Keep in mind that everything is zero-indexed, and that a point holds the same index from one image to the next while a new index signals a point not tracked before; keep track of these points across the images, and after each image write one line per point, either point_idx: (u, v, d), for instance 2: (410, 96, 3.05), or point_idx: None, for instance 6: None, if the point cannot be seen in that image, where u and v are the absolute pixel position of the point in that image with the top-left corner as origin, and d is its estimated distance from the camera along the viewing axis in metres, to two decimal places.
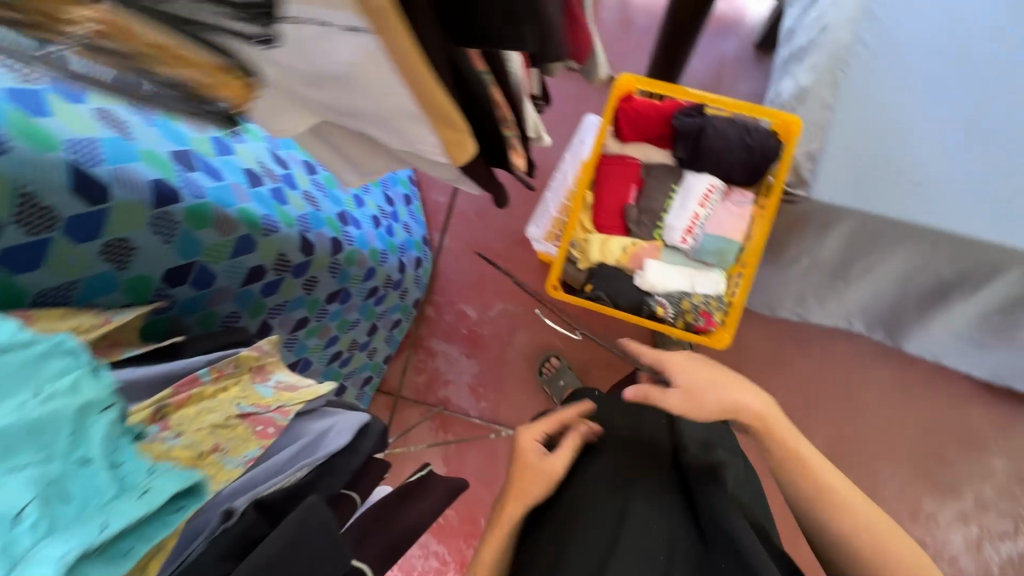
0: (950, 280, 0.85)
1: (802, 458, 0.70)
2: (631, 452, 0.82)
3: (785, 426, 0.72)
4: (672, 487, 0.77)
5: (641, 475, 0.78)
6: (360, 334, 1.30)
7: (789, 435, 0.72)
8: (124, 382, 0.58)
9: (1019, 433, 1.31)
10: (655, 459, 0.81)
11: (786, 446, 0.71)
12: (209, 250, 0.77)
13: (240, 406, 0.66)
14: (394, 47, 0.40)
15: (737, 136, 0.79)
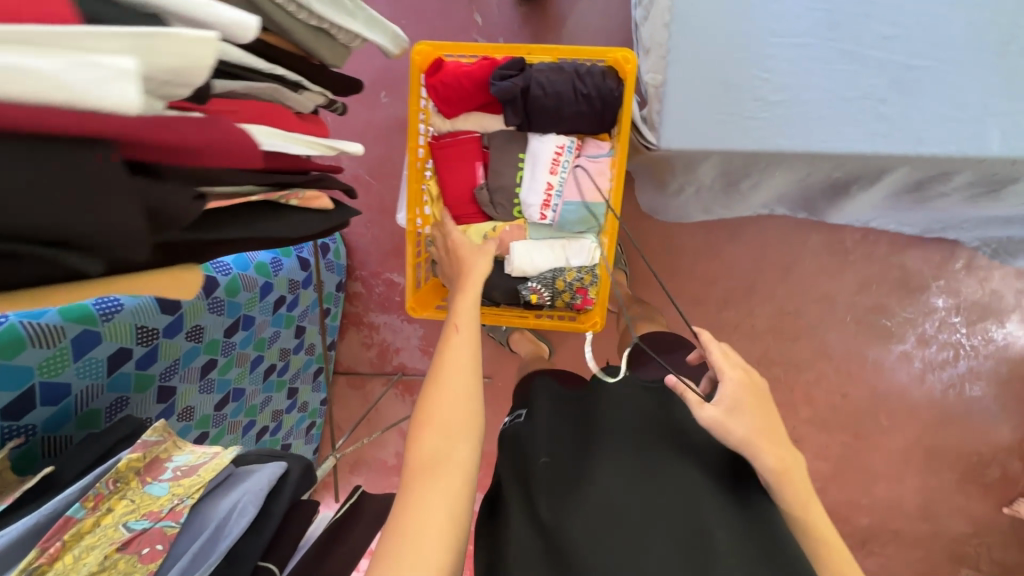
0: (843, 180, 0.76)
1: (778, 437, 0.62)
2: (640, 438, 0.67)
3: (754, 409, 0.64)
4: (695, 477, 0.62)
5: (654, 461, 0.63)
6: (287, 341, 1.28)
7: (760, 420, 0.63)
8: None
9: (958, 266, 1.30)
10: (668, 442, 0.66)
11: (769, 434, 0.62)
12: (43, 368, 0.72)
13: (128, 524, 0.66)
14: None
15: (569, 88, 0.67)
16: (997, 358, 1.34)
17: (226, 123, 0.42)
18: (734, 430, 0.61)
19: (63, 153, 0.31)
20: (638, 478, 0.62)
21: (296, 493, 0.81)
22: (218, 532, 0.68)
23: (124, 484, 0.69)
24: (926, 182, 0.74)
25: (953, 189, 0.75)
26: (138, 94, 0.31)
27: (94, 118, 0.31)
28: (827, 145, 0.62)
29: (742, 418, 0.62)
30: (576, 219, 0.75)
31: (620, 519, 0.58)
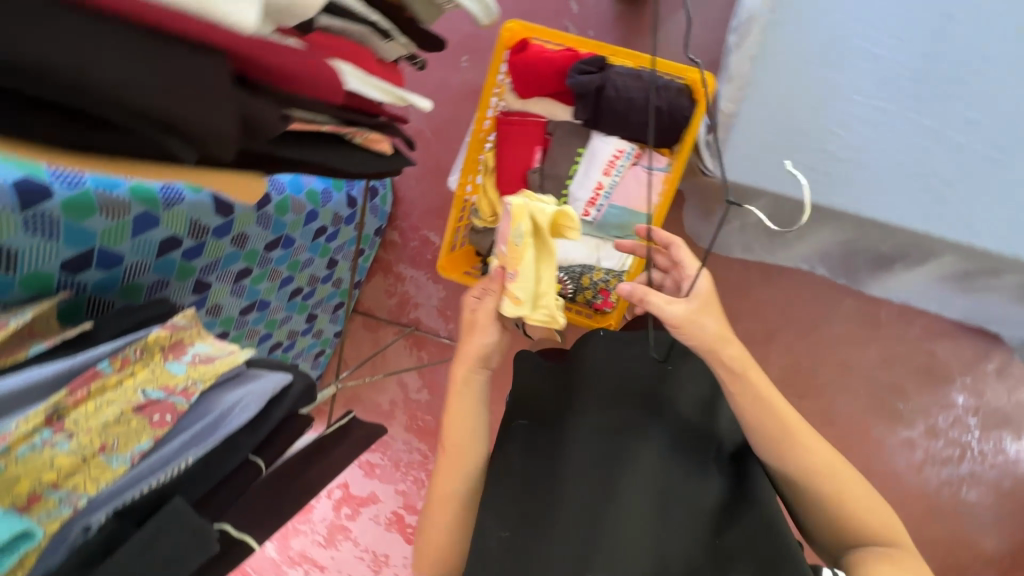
0: (889, 253, 0.75)
1: (749, 384, 0.70)
2: (620, 394, 0.73)
3: (724, 333, 0.71)
4: (670, 437, 0.70)
5: (631, 415, 0.70)
6: (318, 270, 1.34)
7: (735, 352, 0.71)
8: (18, 390, 0.63)
9: (988, 368, 1.26)
10: (646, 397, 0.73)
11: (742, 378, 0.70)
12: (104, 235, 0.78)
13: (145, 392, 0.72)
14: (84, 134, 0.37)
15: (643, 97, 0.68)
16: (1002, 470, 1.31)
17: (319, 60, 0.49)
18: (696, 343, 0.71)
19: (170, 53, 0.35)
20: (611, 429, 0.69)
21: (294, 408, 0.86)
22: (219, 421, 0.74)
23: (147, 356, 0.76)
24: (974, 274, 0.73)
25: (999, 286, 0.74)
26: (255, 14, 0.37)
27: (213, 30, 0.36)
28: (876, 211, 0.65)
29: (710, 331, 0.71)
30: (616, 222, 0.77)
31: (594, 464, 0.66)
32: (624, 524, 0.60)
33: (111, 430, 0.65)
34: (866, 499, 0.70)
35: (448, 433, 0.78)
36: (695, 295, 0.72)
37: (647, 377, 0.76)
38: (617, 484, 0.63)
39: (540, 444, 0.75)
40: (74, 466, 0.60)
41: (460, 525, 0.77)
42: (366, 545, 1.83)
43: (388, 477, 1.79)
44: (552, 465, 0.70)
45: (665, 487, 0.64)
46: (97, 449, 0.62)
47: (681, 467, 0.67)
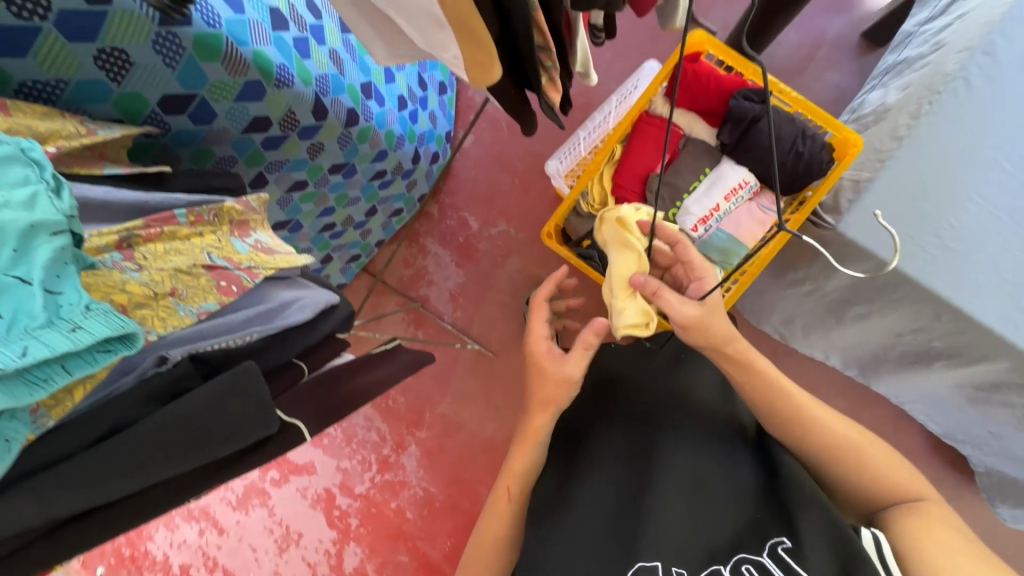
0: (936, 351, 0.80)
1: (745, 370, 0.68)
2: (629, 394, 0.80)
3: (720, 324, 0.68)
4: (698, 429, 0.73)
5: (658, 415, 0.75)
6: (357, 213, 1.28)
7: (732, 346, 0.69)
8: (93, 200, 0.57)
9: (942, 498, 1.33)
10: (670, 406, 0.76)
11: (751, 370, 0.68)
12: (213, 86, 0.73)
13: (212, 255, 0.64)
14: None
15: (791, 138, 0.73)
16: None
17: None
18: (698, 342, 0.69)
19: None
20: (643, 423, 0.75)
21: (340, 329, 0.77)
22: (276, 312, 0.66)
23: (218, 223, 0.69)
24: (1005, 388, 0.79)
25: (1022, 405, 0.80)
26: None
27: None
28: (969, 307, 0.67)
29: (710, 328, 0.67)
30: (720, 246, 0.80)
31: (635, 460, 0.71)
32: (667, 521, 0.63)
33: (181, 277, 0.58)
34: (901, 469, 0.63)
35: (519, 466, 0.72)
36: (704, 300, 0.69)
37: (672, 385, 0.79)
38: (650, 477, 0.68)
39: (574, 450, 0.77)
40: (141, 301, 0.54)
41: (515, 519, 0.71)
42: (281, 518, 1.66)
43: (332, 451, 1.66)
44: (591, 463, 0.73)
45: (701, 482, 0.67)
46: (166, 291, 0.57)
47: (710, 462, 0.69)
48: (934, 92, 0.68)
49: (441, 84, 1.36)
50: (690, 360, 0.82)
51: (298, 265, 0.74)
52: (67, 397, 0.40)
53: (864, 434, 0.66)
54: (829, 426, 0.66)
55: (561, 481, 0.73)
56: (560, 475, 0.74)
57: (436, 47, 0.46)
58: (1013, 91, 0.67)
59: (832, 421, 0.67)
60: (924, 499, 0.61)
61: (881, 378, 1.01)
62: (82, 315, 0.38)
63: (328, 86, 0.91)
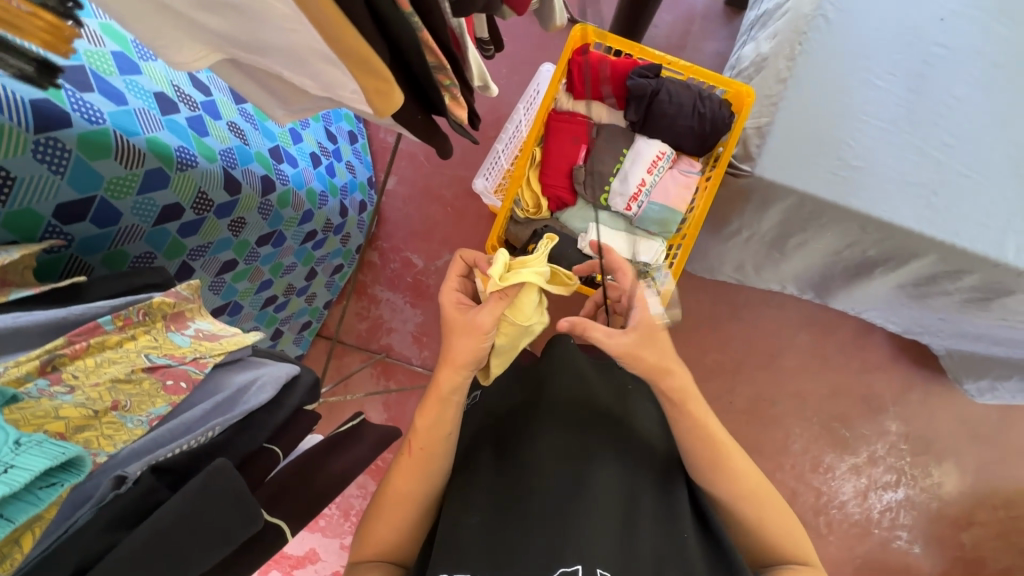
0: (873, 258, 0.86)
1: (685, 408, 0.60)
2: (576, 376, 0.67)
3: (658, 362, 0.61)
4: (637, 450, 0.61)
5: (599, 421, 0.62)
6: (297, 279, 1.24)
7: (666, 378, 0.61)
8: (3, 329, 0.53)
9: (915, 397, 1.42)
10: (611, 418, 0.63)
11: (685, 411, 0.60)
12: (111, 185, 0.70)
13: (150, 356, 0.60)
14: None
15: (691, 103, 0.78)
16: (930, 493, 1.40)
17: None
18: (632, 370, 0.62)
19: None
20: (578, 425, 0.61)
21: (304, 401, 0.72)
22: (235, 398, 0.62)
23: (150, 321, 0.64)
24: (939, 277, 0.85)
25: (955, 289, 0.87)
26: None
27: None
28: (884, 215, 0.73)
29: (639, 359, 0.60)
30: (656, 218, 0.84)
31: (573, 454, 0.57)
32: (595, 512, 0.51)
33: (122, 387, 0.54)
34: (793, 527, 0.59)
35: (421, 428, 0.61)
36: (635, 328, 0.62)
37: (611, 400, 0.66)
38: (586, 474, 0.55)
39: (501, 445, 0.62)
40: (82, 423, 0.49)
41: (416, 527, 0.60)
42: None
43: (332, 531, 1.56)
44: (520, 462, 0.58)
45: (634, 500, 0.56)
46: (108, 406, 0.52)
47: (644, 483, 0.58)
48: (802, 33, 0.75)
49: (350, 133, 1.35)
50: (635, 390, 0.71)
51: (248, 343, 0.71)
52: (15, 548, 0.35)
53: (765, 485, 0.60)
54: (738, 471, 0.59)
55: (488, 476, 0.58)
56: (483, 469, 0.60)
57: (334, 86, 0.46)
58: (867, 19, 0.74)
59: (742, 467, 0.59)
60: (804, 562, 0.58)
61: (834, 294, 1.11)
62: (14, 451, 0.34)
63: (235, 159, 0.89)
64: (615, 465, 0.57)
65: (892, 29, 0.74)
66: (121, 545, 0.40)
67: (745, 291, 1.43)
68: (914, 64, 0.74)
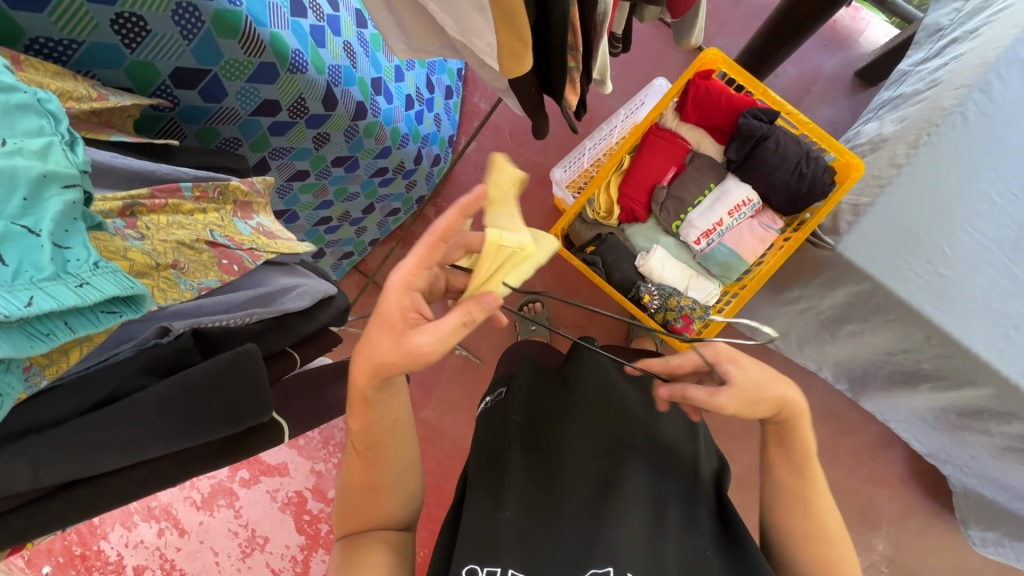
0: (925, 371, 0.82)
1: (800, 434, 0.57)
2: (607, 389, 0.69)
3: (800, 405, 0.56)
4: (666, 457, 0.62)
5: (629, 431, 0.64)
6: (354, 208, 1.26)
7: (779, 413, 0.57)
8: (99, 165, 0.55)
9: (915, 527, 1.34)
10: (641, 429, 0.65)
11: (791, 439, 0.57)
12: (226, 66, 0.73)
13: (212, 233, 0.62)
14: None
15: (795, 160, 0.75)
16: None
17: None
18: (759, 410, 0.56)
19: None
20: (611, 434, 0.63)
21: (332, 322, 0.74)
22: (276, 297, 0.64)
23: (222, 200, 0.67)
24: (987, 413, 0.80)
25: (997, 432, 0.83)
26: None
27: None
28: (953, 329, 0.70)
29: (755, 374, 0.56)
30: (721, 260, 0.82)
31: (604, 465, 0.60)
32: (627, 521, 0.53)
33: (183, 251, 0.56)
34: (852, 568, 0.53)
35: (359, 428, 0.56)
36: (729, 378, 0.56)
37: (644, 416, 0.67)
38: (617, 484, 0.57)
39: (534, 445, 0.64)
40: (143, 270, 0.51)
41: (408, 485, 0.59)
42: (246, 521, 1.60)
43: (307, 453, 1.61)
44: (554, 463, 0.61)
45: (662, 506, 0.57)
46: (167, 263, 0.54)
47: (673, 489, 0.59)
48: (933, 124, 0.71)
49: (448, 87, 1.37)
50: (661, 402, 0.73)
51: (298, 252, 0.73)
52: (62, 358, 0.37)
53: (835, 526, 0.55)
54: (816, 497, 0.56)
55: (523, 468, 0.61)
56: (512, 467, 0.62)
57: (469, 34, 0.46)
58: (1009, 129, 0.70)
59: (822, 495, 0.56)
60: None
61: (868, 394, 1.06)
62: (92, 270, 0.35)
63: (340, 77, 0.90)
64: (645, 475, 0.59)
65: None
66: (145, 390, 0.42)
67: (777, 364, 1.39)
68: None
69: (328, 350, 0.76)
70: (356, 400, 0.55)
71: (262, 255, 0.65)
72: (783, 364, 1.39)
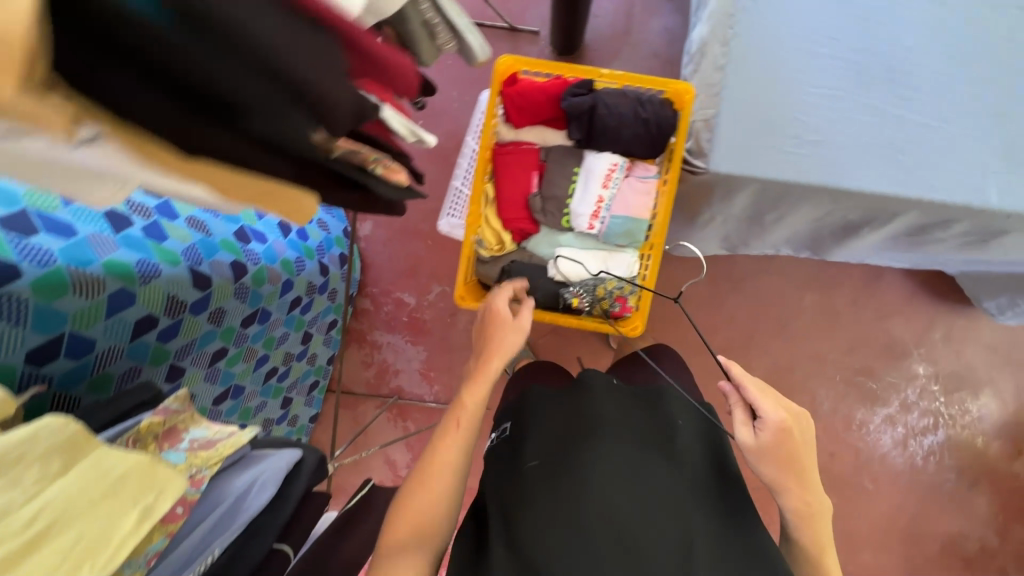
0: (856, 221, 0.86)
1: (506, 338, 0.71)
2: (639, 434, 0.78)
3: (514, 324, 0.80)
4: (674, 475, 0.74)
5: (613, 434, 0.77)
6: (292, 346, 1.25)
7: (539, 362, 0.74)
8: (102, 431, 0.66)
9: (936, 336, 1.41)
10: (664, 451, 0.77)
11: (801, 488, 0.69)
12: (78, 318, 0.70)
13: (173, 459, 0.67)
14: (147, 154, 0.38)
15: (631, 110, 0.75)
16: (971, 429, 1.42)
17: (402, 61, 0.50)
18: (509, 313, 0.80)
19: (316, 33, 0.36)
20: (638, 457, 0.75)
21: (312, 483, 0.79)
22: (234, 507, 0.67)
23: (141, 447, 0.68)
24: (929, 229, 0.85)
25: (948, 239, 0.90)
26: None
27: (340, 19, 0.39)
28: (850, 183, 0.70)
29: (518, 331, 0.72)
30: (621, 231, 0.81)
31: (646, 497, 0.71)
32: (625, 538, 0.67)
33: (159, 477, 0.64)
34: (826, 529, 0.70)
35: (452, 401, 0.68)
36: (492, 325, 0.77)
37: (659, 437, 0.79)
38: (634, 491, 0.71)
39: (557, 481, 0.73)
40: None
41: (449, 492, 0.65)
42: None
43: None
44: (599, 473, 0.73)
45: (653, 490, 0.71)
46: None
47: (673, 505, 0.71)
48: (730, 17, 0.71)
49: None
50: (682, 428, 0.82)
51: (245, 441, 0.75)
52: None
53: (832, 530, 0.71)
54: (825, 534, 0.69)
55: (551, 482, 0.73)
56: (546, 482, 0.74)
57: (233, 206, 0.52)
58: None
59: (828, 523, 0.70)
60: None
61: (827, 254, 1.15)
62: None
63: (199, 255, 0.90)
64: (651, 486, 0.71)
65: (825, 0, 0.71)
66: None
67: (740, 262, 1.43)
68: (852, 23, 0.70)
69: (324, 510, 0.79)
70: (471, 382, 0.69)
71: (207, 473, 0.68)
72: (748, 264, 1.42)
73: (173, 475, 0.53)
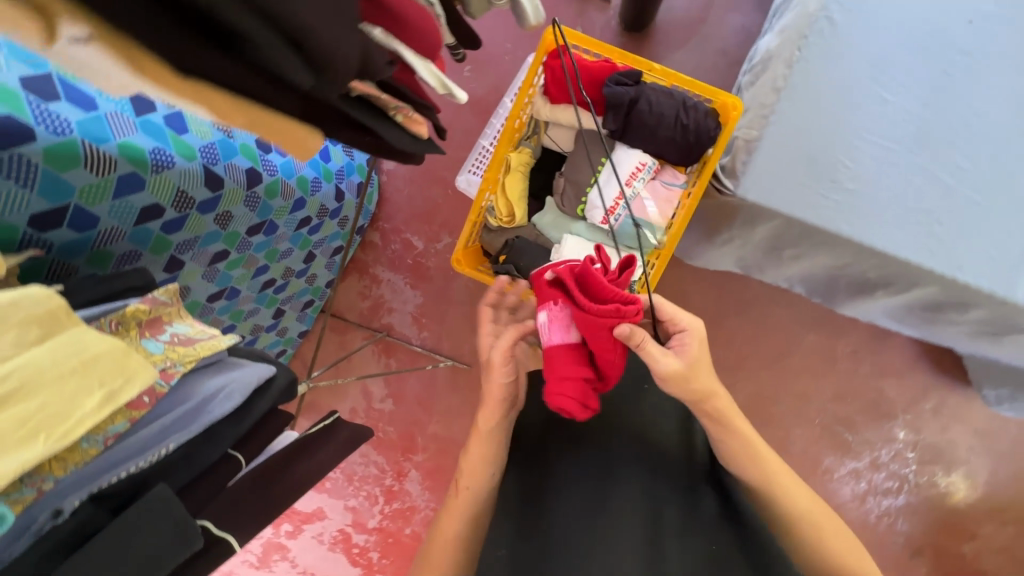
0: (874, 280, 0.84)
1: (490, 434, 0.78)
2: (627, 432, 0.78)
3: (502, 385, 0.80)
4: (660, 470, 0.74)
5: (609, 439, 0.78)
6: (295, 263, 1.27)
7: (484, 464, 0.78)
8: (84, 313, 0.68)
9: (925, 406, 1.40)
10: (642, 438, 0.78)
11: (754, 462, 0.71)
12: (84, 193, 0.72)
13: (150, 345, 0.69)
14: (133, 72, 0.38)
15: (672, 113, 0.85)
16: (935, 503, 1.41)
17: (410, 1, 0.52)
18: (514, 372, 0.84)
19: None
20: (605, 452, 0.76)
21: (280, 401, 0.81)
22: (203, 407, 0.67)
23: (123, 330, 0.69)
24: (945, 308, 0.84)
25: (963, 322, 0.88)
26: None
27: None
28: (879, 243, 0.68)
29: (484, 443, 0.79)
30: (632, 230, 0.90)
31: (635, 495, 0.71)
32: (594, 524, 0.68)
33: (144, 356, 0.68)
34: (811, 505, 0.71)
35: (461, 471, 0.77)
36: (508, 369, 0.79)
37: (657, 432, 0.79)
38: (611, 485, 0.71)
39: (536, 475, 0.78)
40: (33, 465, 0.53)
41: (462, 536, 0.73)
42: (303, 568, 1.61)
43: (336, 493, 1.61)
44: (582, 452, 0.77)
45: (656, 503, 0.70)
46: None
47: (661, 494, 0.72)
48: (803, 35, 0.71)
49: None
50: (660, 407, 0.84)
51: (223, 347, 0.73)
52: None
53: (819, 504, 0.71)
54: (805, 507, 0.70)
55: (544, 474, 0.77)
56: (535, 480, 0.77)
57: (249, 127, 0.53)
58: (878, 32, 0.71)
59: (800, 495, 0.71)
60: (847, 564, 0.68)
61: (838, 303, 1.12)
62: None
63: (216, 154, 0.90)
64: (634, 479, 0.72)
65: (902, 51, 0.71)
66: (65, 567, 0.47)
67: (753, 286, 1.40)
68: (924, 80, 0.70)
69: (287, 427, 0.82)
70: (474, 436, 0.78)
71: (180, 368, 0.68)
72: (760, 289, 1.40)
73: (143, 367, 0.56)
